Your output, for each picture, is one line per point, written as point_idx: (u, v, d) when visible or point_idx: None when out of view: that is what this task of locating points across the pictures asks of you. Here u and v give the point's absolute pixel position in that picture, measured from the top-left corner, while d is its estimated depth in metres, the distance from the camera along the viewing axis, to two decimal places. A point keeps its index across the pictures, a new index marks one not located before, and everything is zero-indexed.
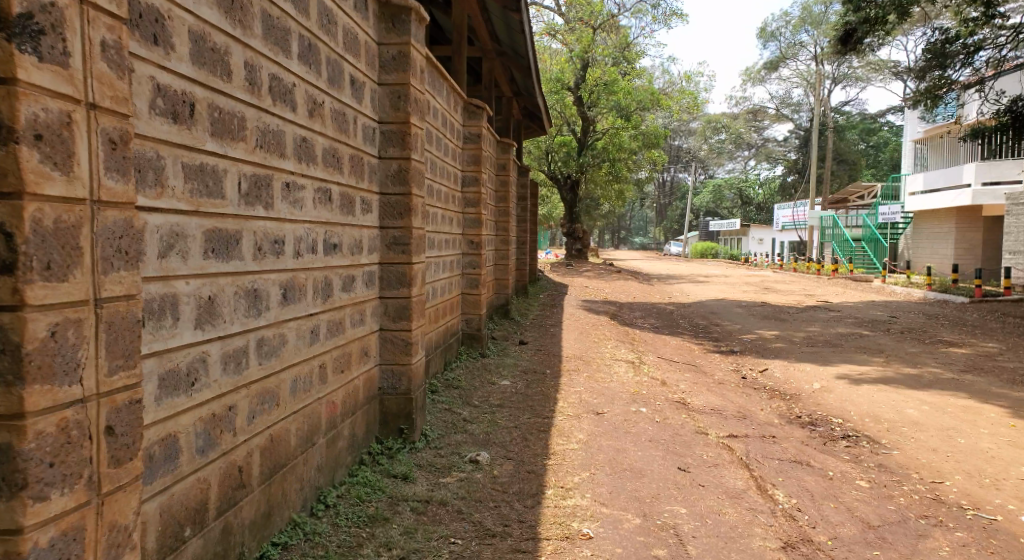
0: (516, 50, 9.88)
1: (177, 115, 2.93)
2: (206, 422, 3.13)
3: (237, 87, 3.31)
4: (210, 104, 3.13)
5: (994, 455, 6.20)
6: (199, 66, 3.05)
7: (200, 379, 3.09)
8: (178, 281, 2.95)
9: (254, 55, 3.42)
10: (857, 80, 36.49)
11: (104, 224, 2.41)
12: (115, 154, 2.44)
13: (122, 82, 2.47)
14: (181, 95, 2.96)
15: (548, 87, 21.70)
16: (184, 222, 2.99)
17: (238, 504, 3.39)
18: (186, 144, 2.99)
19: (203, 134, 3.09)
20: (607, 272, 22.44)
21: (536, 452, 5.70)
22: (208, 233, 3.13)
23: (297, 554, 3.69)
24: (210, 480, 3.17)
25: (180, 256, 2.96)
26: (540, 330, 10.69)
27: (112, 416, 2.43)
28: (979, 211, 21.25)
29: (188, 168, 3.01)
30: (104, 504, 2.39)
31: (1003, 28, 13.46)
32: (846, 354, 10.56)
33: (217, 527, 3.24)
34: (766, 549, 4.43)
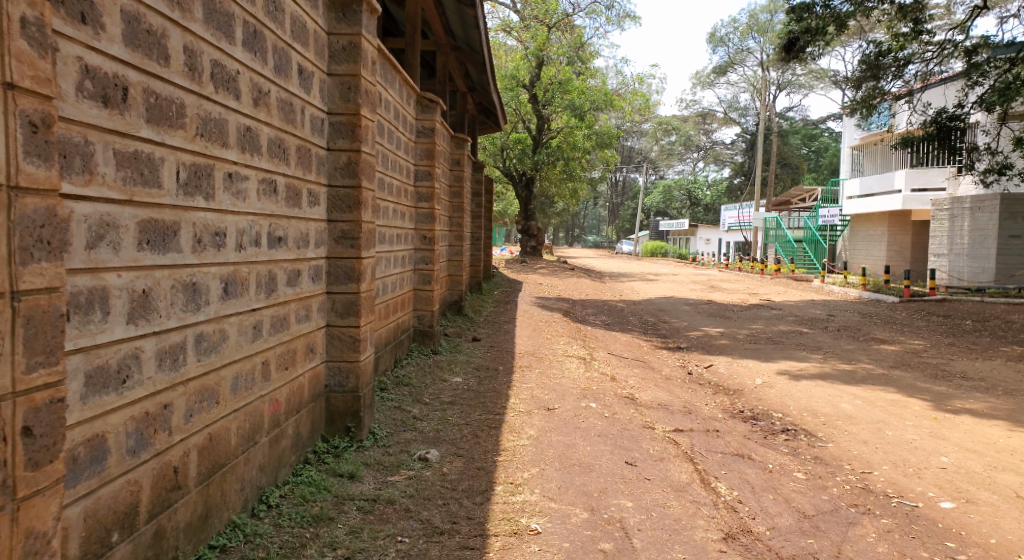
0: (471, 45, 9.86)
1: (108, 100, 2.95)
2: (139, 420, 3.17)
3: (175, 73, 3.34)
4: (146, 89, 3.16)
5: (917, 446, 6.55)
6: (133, 50, 3.07)
7: (132, 376, 3.13)
8: (108, 273, 2.99)
9: (194, 41, 3.46)
10: (801, 87, 37.49)
11: (23, 212, 2.43)
12: (36, 138, 2.44)
13: (45, 62, 2.47)
14: (113, 79, 2.97)
15: (504, 83, 21.74)
16: (116, 212, 3.02)
17: (172, 506, 3.42)
18: (119, 130, 3.02)
19: (138, 121, 3.12)
20: (560, 270, 22.68)
21: (487, 449, 5.82)
22: (143, 224, 3.17)
23: (235, 556, 3.73)
24: (142, 481, 3.20)
25: (111, 247, 3.00)
26: (493, 326, 10.80)
27: (30, 416, 2.44)
28: (908, 216, 22.09)
29: (121, 156, 3.04)
30: (21, 509, 2.41)
31: (931, 43, 14.08)
32: (786, 350, 10.95)
33: (149, 531, 3.26)
34: (708, 540, 4.63)
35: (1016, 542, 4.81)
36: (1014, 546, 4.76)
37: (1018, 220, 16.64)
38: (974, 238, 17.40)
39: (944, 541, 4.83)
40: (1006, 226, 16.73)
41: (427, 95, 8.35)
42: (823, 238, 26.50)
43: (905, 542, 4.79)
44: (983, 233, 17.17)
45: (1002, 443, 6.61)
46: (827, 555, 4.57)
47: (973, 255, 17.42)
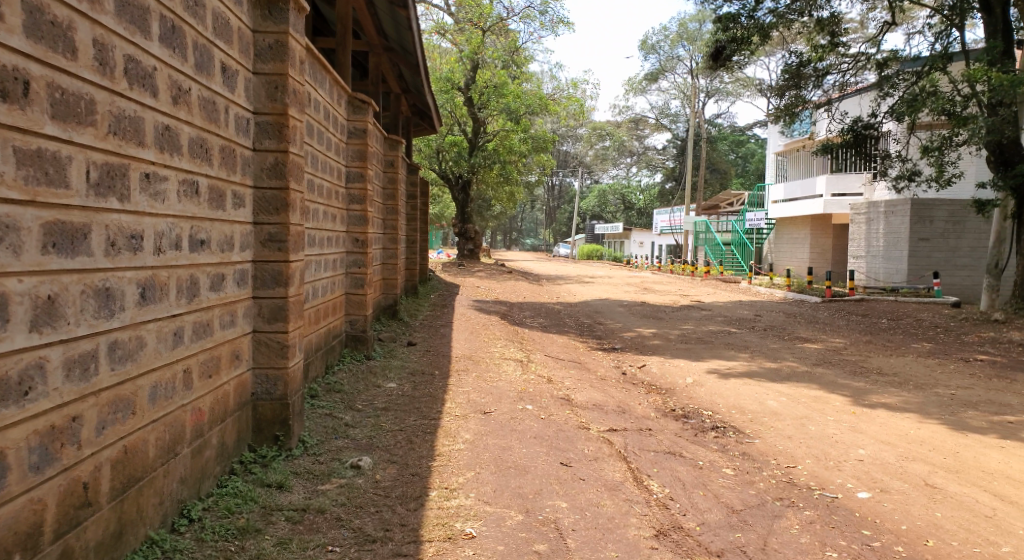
0: (404, 46, 9.75)
1: (6, 95, 2.82)
2: (44, 434, 3.03)
3: (83, 67, 3.21)
4: (50, 84, 3.03)
5: (837, 439, 6.78)
6: (35, 43, 2.94)
7: (36, 387, 2.99)
8: (9, 278, 2.86)
9: (104, 34, 3.33)
10: (728, 94, 38.49)
11: None
12: None
13: None
14: (12, 72, 2.84)
15: (438, 85, 21.60)
16: (18, 213, 2.90)
17: (82, 524, 3.28)
18: (19, 127, 2.89)
19: (42, 117, 2.99)
20: (497, 273, 22.70)
21: (421, 454, 5.77)
22: (47, 226, 3.03)
23: None
24: (47, 498, 3.06)
25: (11, 251, 2.87)
26: (430, 330, 10.72)
27: None
28: (829, 219, 22.90)
29: (23, 154, 2.91)
30: None
31: (847, 55, 14.73)
32: (716, 350, 11.20)
33: (55, 551, 3.12)
34: (639, 538, 4.70)
35: (925, 527, 5.03)
36: (924, 531, 4.96)
37: (928, 224, 17.48)
38: (888, 240, 18.15)
39: (860, 529, 5.00)
40: (917, 230, 17.53)
41: (358, 96, 8.26)
42: (751, 241, 27.24)
43: (827, 532, 4.95)
44: (897, 236, 17.92)
45: (914, 435, 6.91)
46: (754, 548, 4.70)
47: (888, 256, 18.16)
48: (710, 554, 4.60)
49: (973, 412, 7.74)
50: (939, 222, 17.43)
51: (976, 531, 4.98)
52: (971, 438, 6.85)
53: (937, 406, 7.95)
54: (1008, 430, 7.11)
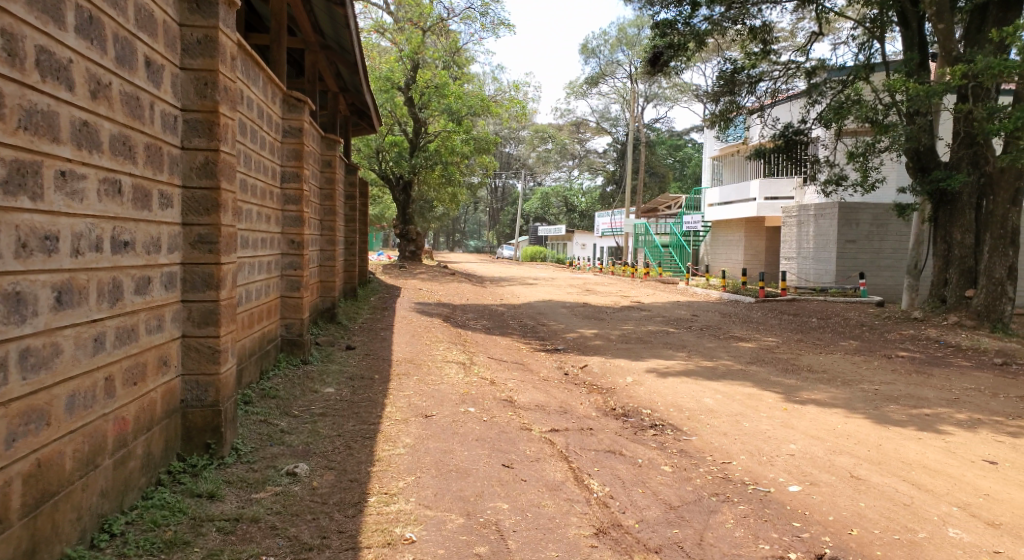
0: (342, 45, 9.62)
1: None
2: None
3: None
4: None
5: (770, 435, 6.96)
6: None
7: None
8: None
9: (14, 24, 3.20)
10: (666, 99, 39.17)
11: None
12: None
13: None
14: None
15: (377, 85, 21.28)
16: None
17: None
18: None
19: None
20: (440, 275, 22.57)
21: (360, 460, 5.69)
22: None
23: None
24: None
25: None
26: (370, 334, 10.58)
27: None
28: (762, 222, 23.54)
29: None
30: None
31: (778, 63, 15.17)
32: (655, 349, 11.38)
33: None
34: (580, 537, 4.73)
35: (850, 518, 5.19)
36: (850, 521, 5.12)
37: (854, 227, 18.11)
38: (818, 241, 18.70)
39: (791, 521, 5.13)
40: (844, 232, 18.15)
41: (293, 95, 8.10)
42: (688, 243, 27.78)
43: (761, 526, 5.06)
44: (825, 238, 18.49)
45: (840, 429, 7.12)
46: (690, 543, 4.78)
47: (817, 257, 18.70)
48: (649, 551, 4.67)
49: (895, 406, 8.03)
50: (865, 224, 18.06)
51: (896, 519, 5.16)
52: (893, 430, 7.11)
53: (862, 401, 8.22)
54: (926, 422, 7.41)
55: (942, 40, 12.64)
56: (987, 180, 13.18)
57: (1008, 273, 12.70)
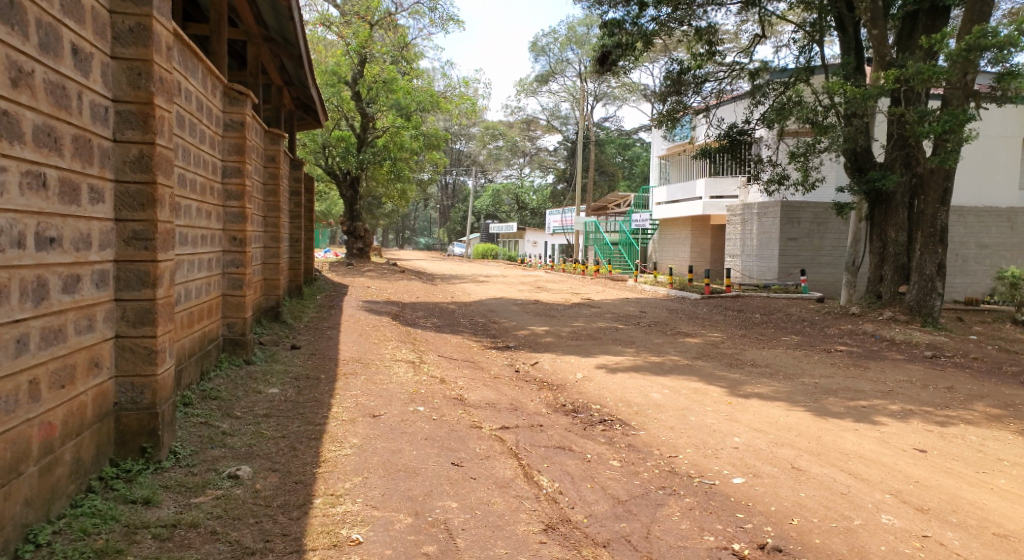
0: (286, 38, 9.42)
1: None
2: None
3: None
4: None
5: (715, 428, 7.05)
6: None
7: None
8: None
9: None
10: (615, 99, 39.48)
11: None
12: None
13: None
14: None
15: (324, 79, 20.75)
16: None
17: None
18: None
19: None
20: (389, 273, 22.36)
21: (305, 462, 5.57)
22: None
23: None
24: None
25: None
26: (316, 332, 10.40)
27: None
28: (708, 220, 23.93)
29: None
30: None
31: (723, 64, 15.41)
32: (605, 345, 11.46)
33: None
34: (529, 533, 4.72)
35: (792, 508, 5.28)
36: (791, 511, 5.22)
37: (796, 225, 18.48)
38: (761, 239, 19.04)
39: (735, 513, 5.20)
40: (786, 230, 18.51)
41: (235, 87, 7.88)
42: (637, 241, 28.08)
43: (706, 518, 5.12)
44: (769, 236, 18.83)
45: (782, 422, 7.26)
46: (637, 537, 4.82)
47: (761, 255, 19.04)
48: (597, 545, 4.69)
49: (833, 398, 8.22)
50: (806, 222, 18.47)
51: (834, 507, 5.28)
52: (832, 422, 7.27)
53: (803, 394, 8.40)
54: (862, 414, 7.60)
55: (876, 45, 12.99)
56: (919, 180, 13.62)
57: (939, 269, 13.11)
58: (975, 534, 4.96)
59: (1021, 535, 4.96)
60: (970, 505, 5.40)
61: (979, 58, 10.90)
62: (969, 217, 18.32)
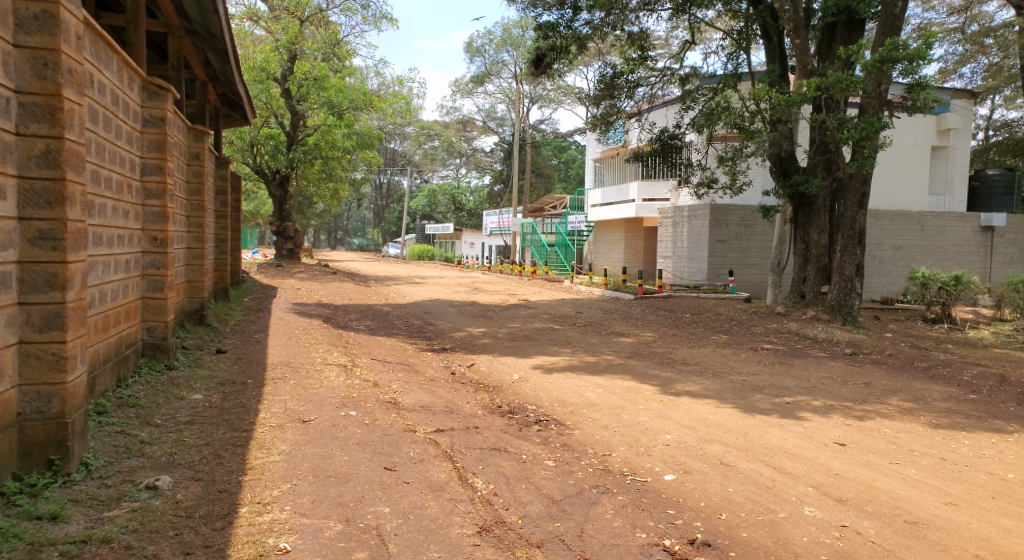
0: (210, 32, 9.11)
1: None
2: None
3: None
4: None
5: (647, 426, 7.10)
6: None
7: None
8: None
9: None
10: (551, 101, 39.69)
11: None
12: None
13: None
14: None
15: (251, 75, 20.17)
16: None
17: None
18: None
19: None
20: (321, 274, 21.93)
21: (230, 470, 5.37)
22: None
23: None
24: None
25: None
26: (243, 336, 10.10)
27: None
28: (640, 222, 24.35)
29: None
30: None
31: (655, 69, 15.64)
32: (541, 346, 11.46)
33: None
34: (463, 536, 4.67)
35: (720, 502, 5.35)
36: (719, 506, 5.28)
37: (724, 226, 18.86)
38: (691, 241, 19.37)
39: (666, 509, 5.24)
40: (715, 232, 18.88)
41: (154, 81, 7.52)
42: (573, 242, 28.27)
43: (638, 515, 5.13)
44: (698, 237, 19.16)
45: (711, 419, 7.36)
46: (571, 536, 4.81)
47: (691, 256, 19.34)
48: (531, 546, 4.67)
49: (760, 395, 8.39)
50: (734, 224, 18.87)
51: (760, 501, 5.36)
52: (758, 418, 7.42)
53: (731, 391, 8.55)
54: (787, 410, 7.79)
55: (798, 54, 13.35)
56: (839, 185, 14.08)
57: (856, 270, 13.60)
58: (889, 522, 5.11)
59: (931, 522, 5.13)
60: (884, 495, 5.56)
61: (892, 69, 11.35)
62: (884, 220, 18.94)
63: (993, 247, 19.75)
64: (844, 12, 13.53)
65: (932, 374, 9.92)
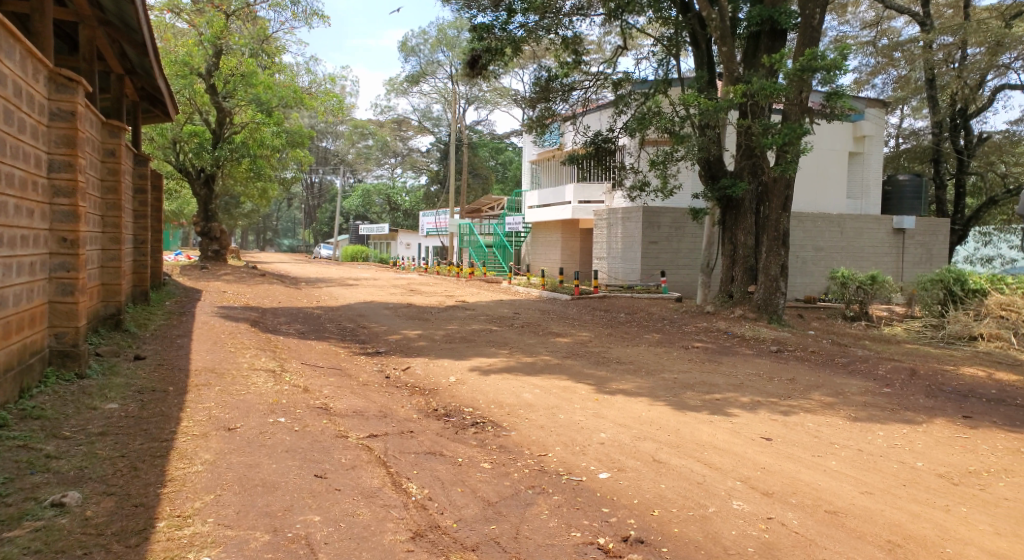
0: (126, 23, 8.72)
1: None
2: None
3: None
4: None
5: (582, 425, 7.06)
6: None
7: None
8: None
9: None
10: (487, 102, 39.64)
11: None
12: None
13: None
14: None
15: (173, 70, 19.40)
16: None
17: None
18: None
19: None
20: (250, 276, 21.32)
21: (148, 482, 5.09)
22: None
23: None
24: None
25: None
26: (164, 342, 9.67)
27: None
28: (576, 224, 24.49)
29: None
30: None
31: (589, 73, 15.74)
32: (478, 347, 11.34)
33: None
34: (396, 543, 4.55)
35: (653, 499, 5.33)
36: (652, 502, 5.27)
37: (656, 228, 19.07)
38: (625, 243, 19.51)
39: (601, 507, 5.19)
40: (647, 234, 19.06)
41: (63, 73, 7.07)
42: (510, 244, 28.24)
43: (573, 515, 5.07)
44: (631, 239, 19.31)
45: (646, 417, 7.36)
46: (507, 538, 4.73)
47: (625, 256, 19.49)
48: (465, 550, 4.58)
49: (691, 392, 8.46)
50: (665, 226, 19.10)
51: (691, 497, 5.37)
52: (689, 415, 7.46)
53: (663, 389, 8.59)
54: (717, 406, 7.87)
55: (725, 61, 13.59)
56: (764, 188, 14.44)
57: (781, 270, 13.94)
58: (811, 512, 5.18)
59: (850, 511, 5.22)
60: (808, 486, 5.64)
61: (812, 78, 11.66)
62: (807, 223, 19.44)
63: (906, 248, 20.54)
64: (767, 22, 13.84)
65: (852, 369, 10.22)
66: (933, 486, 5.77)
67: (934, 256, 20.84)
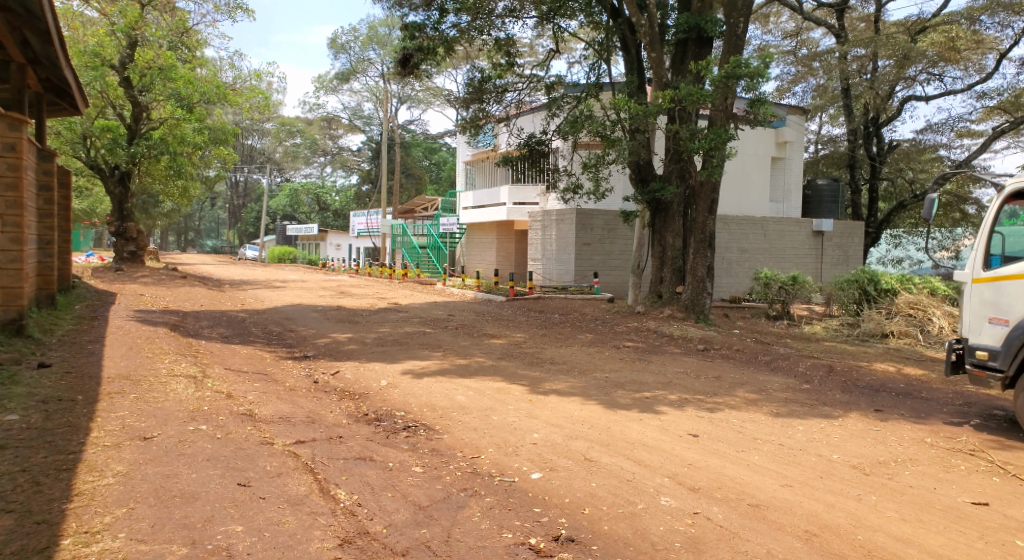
0: (29, 10, 8.27)
1: None
2: None
3: None
4: None
5: (514, 426, 6.97)
6: None
7: None
8: None
9: None
10: (419, 102, 39.21)
11: None
12: None
13: None
14: None
15: (82, 60, 18.41)
16: None
17: None
18: None
19: None
20: (170, 278, 20.50)
21: (53, 497, 4.78)
22: None
23: None
24: None
25: None
26: (73, 348, 9.17)
27: None
28: (510, 226, 24.47)
29: None
30: None
31: (522, 76, 15.70)
32: (410, 350, 11.14)
33: None
34: (322, 551, 4.38)
35: (584, 498, 5.28)
36: (583, 501, 5.21)
37: (589, 230, 19.18)
38: (558, 245, 19.55)
39: (533, 508, 5.11)
40: (580, 236, 19.15)
41: None
42: (444, 245, 28.00)
43: (506, 516, 4.98)
44: (565, 242, 19.38)
45: (578, 417, 7.32)
46: (438, 542, 4.60)
47: (558, 258, 19.54)
48: (395, 555, 4.43)
49: (621, 391, 8.47)
50: (597, 228, 19.23)
51: (621, 494, 5.34)
52: (619, 414, 7.46)
53: (595, 389, 8.58)
54: (646, 404, 7.89)
55: (654, 66, 13.73)
56: (691, 192, 14.67)
57: (707, 271, 14.19)
58: (735, 506, 5.20)
59: (772, 503, 5.27)
60: (732, 481, 5.68)
61: (736, 86, 11.88)
62: (733, 226, 19.86)
63: (825, 250, 21.22)
64: (695, 29, 14.06)
65: (774, 366, 10.45)
66: (848, 477, 5.90)
67: (851, 257, 21.62)
